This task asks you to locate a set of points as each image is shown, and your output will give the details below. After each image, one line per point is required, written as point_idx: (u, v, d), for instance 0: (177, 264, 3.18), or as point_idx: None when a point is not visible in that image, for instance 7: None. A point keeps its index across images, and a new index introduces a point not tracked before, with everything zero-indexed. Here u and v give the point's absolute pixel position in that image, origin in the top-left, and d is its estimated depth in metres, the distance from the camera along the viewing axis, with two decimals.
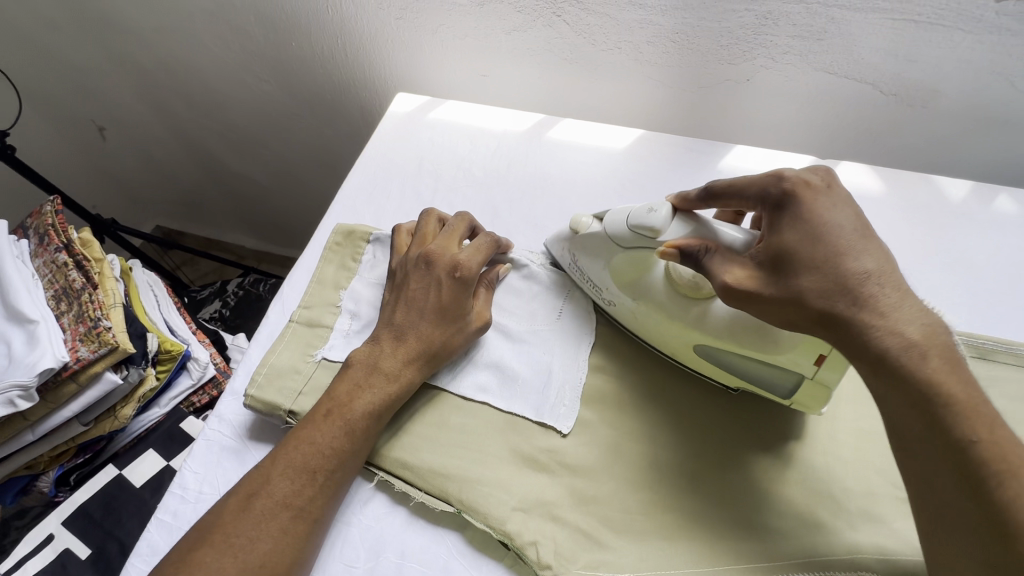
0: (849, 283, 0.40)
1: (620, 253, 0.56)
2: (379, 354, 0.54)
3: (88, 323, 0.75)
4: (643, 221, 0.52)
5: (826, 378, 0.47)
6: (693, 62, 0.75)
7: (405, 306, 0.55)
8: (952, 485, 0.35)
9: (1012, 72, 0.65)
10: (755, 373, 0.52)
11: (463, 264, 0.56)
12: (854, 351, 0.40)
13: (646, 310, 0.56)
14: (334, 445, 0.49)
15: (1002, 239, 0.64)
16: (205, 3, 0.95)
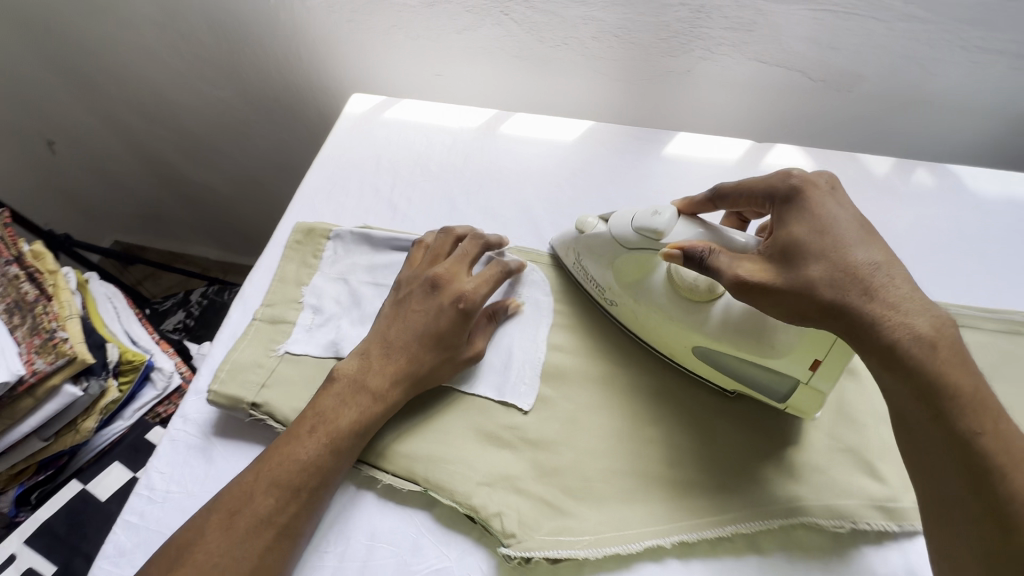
0: (856, 275, 0.43)
1: (626, 252, 0.57)
2: (368, 371, 0.54)
3: (43, 335, 0.74)
4: (647, 222, 0.54)
5: (819, 382, 0.50)
6: (637, 56, 0.78)
7: (403, 327, 0.56)
8: (951, 467, 0.39)
9: (922, 57, 0.71)
10: (752, 374, 0.53)
11: (467, 295, 0.57)
12: (862, 343, 0.43)
13: (650, 310, 0.57)
14: (319, 463, 0.49)
15: (921, 209, 0.69)
16: (154, 13, 0.95)
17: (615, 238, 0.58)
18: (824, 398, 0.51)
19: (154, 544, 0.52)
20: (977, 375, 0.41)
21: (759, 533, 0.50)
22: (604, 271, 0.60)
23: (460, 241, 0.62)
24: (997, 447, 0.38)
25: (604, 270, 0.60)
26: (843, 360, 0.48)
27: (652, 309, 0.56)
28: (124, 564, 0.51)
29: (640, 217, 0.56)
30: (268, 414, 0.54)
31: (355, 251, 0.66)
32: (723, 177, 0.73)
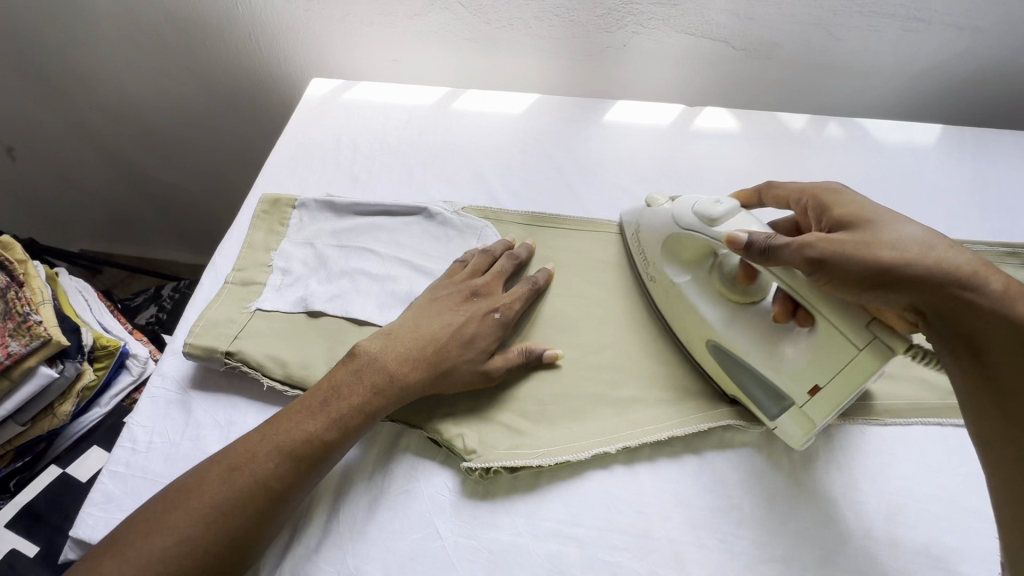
0: (918, 241, 0.46)
1: (680, 232, 0.59)
2: (388, 356, 0.54)
3: (16, 319, 0.77)
4: (706, 208, 0.56)
5: (813, 410, 0.50)
6: (576, 33, 0.85)
7: (436, 320, 0.58)
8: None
9: (827, 23, 0.79)
10: (759, 389, 0.54)
11: (502, 307, 0.60)
12: (954, 304, 0.43)
13: (689, 292, 0.59)
14: (323, 437, 0.50)
15: (833, 157, 0.77)
16: (114, 9, 0.99)
17: (673, 217, 0.60)
18: (811, 426, 0.51)
19: (140, 489, 0.55)
20: None
21: (694, 437, 0.56)
22: (657, 249, 0.63)
23: (497, 259, 0.65)
24: None
25: (657, 249, 0.63)
26: (847, 396, 0.48)
27: (688, 292, 0.59)
28: (112, 509, 0.54)
29: (701, 202, 0.58)
30: (241, 361, 0.58)
31: (320, 218, 0.70)
32: (658, 139, 0.80)
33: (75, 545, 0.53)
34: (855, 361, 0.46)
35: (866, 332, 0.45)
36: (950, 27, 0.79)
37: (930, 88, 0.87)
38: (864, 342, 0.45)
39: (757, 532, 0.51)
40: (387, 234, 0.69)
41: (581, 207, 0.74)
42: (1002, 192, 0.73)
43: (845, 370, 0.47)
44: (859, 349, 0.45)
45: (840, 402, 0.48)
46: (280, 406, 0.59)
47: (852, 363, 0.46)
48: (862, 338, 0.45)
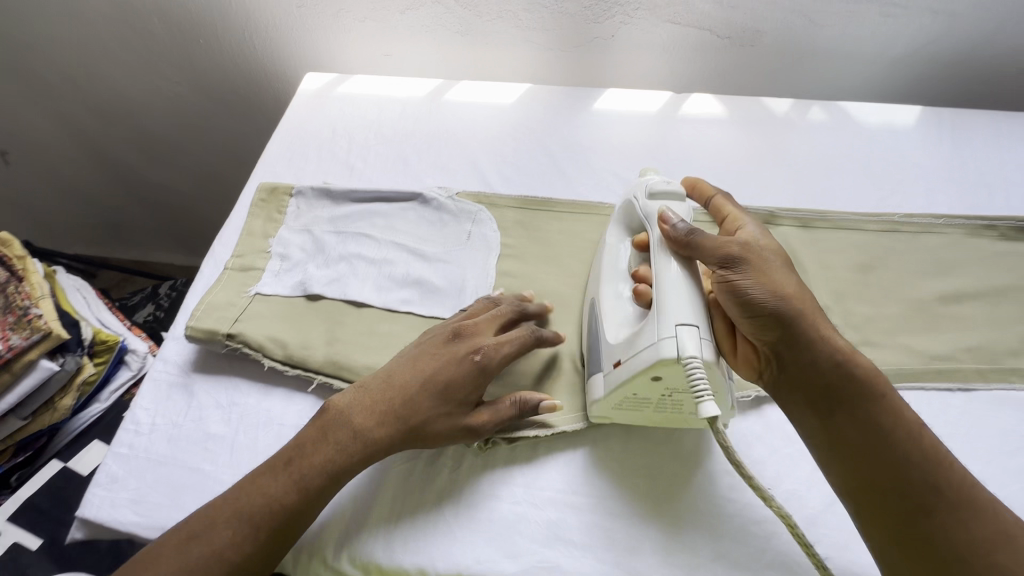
0: (806, 299, 0.49)
1: (625, 203, 0.61)
2: (357, 410, 0.52)
3: (17, 313, 0.78)
4: (657, 185, 0.58)
5: (607, 386, 0.52)
6: (566, 24, 0.87)
7: (408, 368, 0.53)
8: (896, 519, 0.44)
9: (807, 10, 0.82)
10: (592, 354, 0.56)
11: (486, 349, 0.54)
12: (817, 355, 0.48)
13: (604, 256, 0.61)
14: (283, 502, 0.47)
15: (816, 140, 0.79)
16: (108, 8, 1.00)
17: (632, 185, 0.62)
18: (601, 401, 0.52)
19: (144, 469, 0.56)
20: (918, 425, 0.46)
21: None
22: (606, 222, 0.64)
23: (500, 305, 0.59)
24: (949, 489, 0.43)
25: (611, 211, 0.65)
26: (629, 383, 0.49)
27: (605, 258, 0.60)
28: (117, 489, 0.55)
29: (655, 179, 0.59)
30: (242, 342, 0.59)
31: (316, 206, 0.72)
32: (647, 124, 0.82)
33: (80, 525, 0.54)
34: (648, 348, 0.47)
35: (673, 328, 0.46)
36: (925, 12, 0.81)
37: (909, 72, 0.90)
38: (666, 335, 0.46)
39: (749, 496, 0.52)
40: (383, 220, 0.70)
41: (572, 190, 0.76)
42: (978, 169, 0.76)
43: (639, 356, 0.48)
44: (658, 338, 0.47)
45: (626, 385, 0.49)
46: (281, 386, 0.60)
47: (645, 349, 0.47)
48: (667, 331, 0.47)
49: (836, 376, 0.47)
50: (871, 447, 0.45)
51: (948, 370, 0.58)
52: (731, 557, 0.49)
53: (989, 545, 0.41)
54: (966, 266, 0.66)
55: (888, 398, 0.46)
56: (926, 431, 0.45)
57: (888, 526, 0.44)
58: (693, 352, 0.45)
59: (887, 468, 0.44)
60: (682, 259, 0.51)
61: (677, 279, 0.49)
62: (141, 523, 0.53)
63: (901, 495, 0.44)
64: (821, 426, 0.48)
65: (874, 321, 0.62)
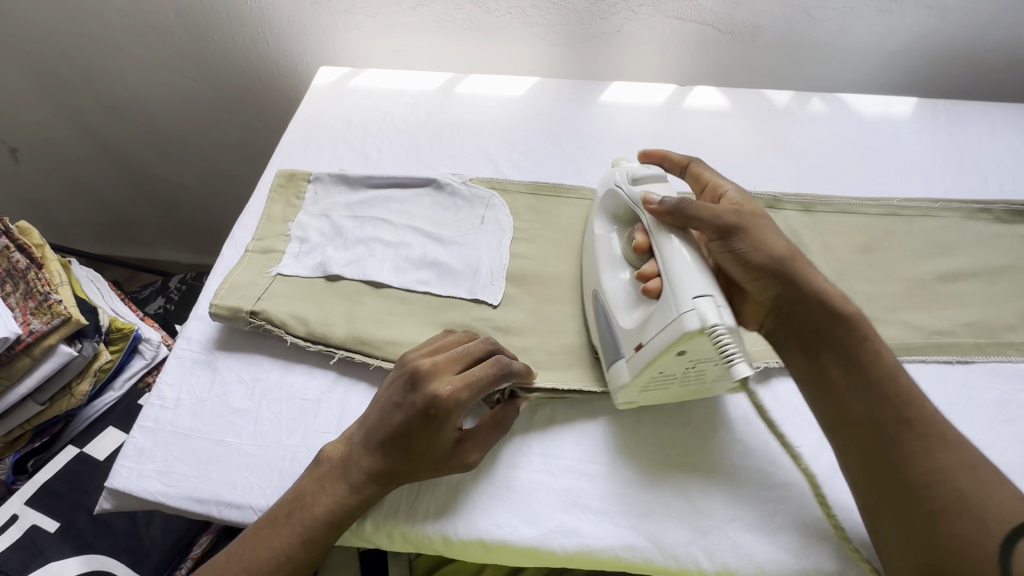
0: (793, 253, 0.53)
1: (611, 190, 0.62)
2: (347, 462, 0.51)
3: (37, 299, 0.79)
4: (638, 171, 0.59)
5: (630, 367, 0.52)
6: (572, 20, 0.90)
7: (379, 421, 0.51)
8: (874, 441, 0.47)
9: (804, 5, 0.85)
10: (608, 343, 0.56)
11: (440, 400, 0.49)
12: (810, 304, 0.51)
13: (599, 245, 0.61)
14: (288, 553, 0.48)
15: (816, 130, 0.82)
16: (126, 5, 1.02)
17: (610, 177, 0.63)
18: (626, 384, 0.53)
19: (170, 442, 0.57)
20: (897, 367, 0.50)
21: None
22: (592, 210, 0.66)
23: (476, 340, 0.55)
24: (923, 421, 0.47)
25: (593, 206, 0.66)
26: (654, 362, 0.49)
27: (599, 246, 0.61)
28: (144, 461, 0.56)
29: (633, 167, 0.61)
30: (266, 320, 0.61)
31: (334, 191, 0.74)
32: (653, 115, 0.85)
33: (109, 495, 0.56)
34: (670, 325, 0.48)
35: (690, 302, 0.47)
36: (919, 8, 0.85)
37: (905, 67, 0.93)
38: (686, 309, 0.47)
39: (758, 463, 0.54)
40: (399, 205, 0.72)
41: (581, 177, 0.78)
42: (973, 157, 0.79)
43: (660, 334, 0.49)
44: (678, 313, 0.47)
45: (647, 364, 0.50)
46: (302, 361, 0.62)
47: (666, 327, 0.48)
48: (685, 305, 0.47)
49: (824, 322, 0.51)
50: (853, 382, 0.49)
51: (947, 344, 0.61)
52: (743, 520, 0.51)
53: (954, 471, 0.44)
54: (962, 247, 0.69)
55: (869, 340, 0.50)
56: (903, 371, 0.49)
57: (869, 455, 0.47)
58: (715, 320, 0.47)
59: (869, 401, 0.48)
60: (679, 231, 0.53)
61: (681, 255, 0.51)
62: (168, 492, 0.54)
63: (877, 422, 0.47)
64: (811, 367, 0.52)
65: (875, 299, 0.64)
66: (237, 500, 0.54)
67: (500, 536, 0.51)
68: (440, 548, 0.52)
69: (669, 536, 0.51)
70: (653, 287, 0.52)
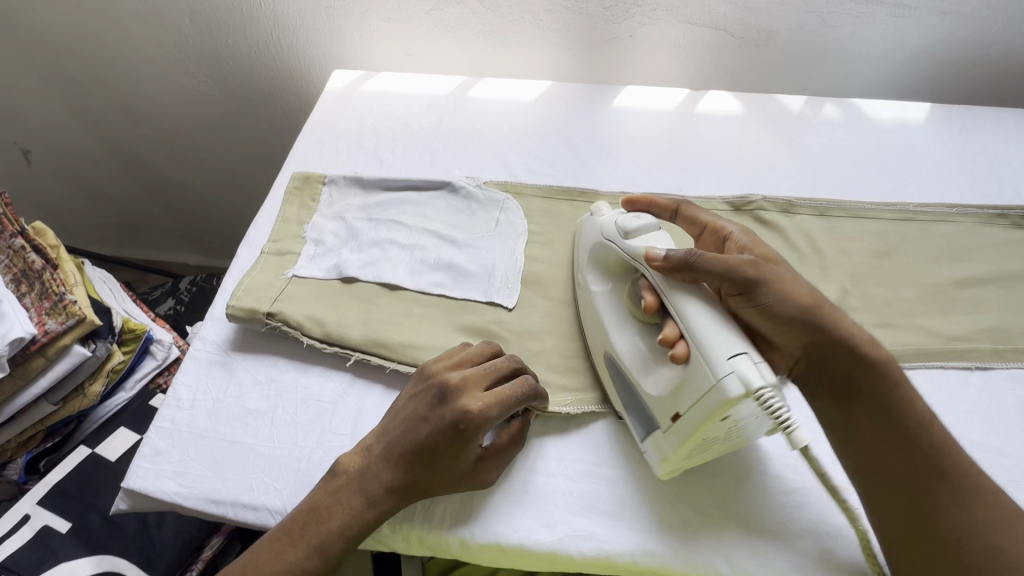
0: (816, 297, 0.51)
1: (600, 243, 0.59)
2: (366, 475, 0.50)
3: (53, 299, 0.79)
4: (628, 220, 0.56)
5: (671, 434, 0.49)
6: (585, 25, 0.90)
7: (403, 433, 0.50)
8: (911, 497, 0.46)
9: (817, 11, 0.85)
10: (638, 409, 0.53)
11: (471, 416, 0.49)
12: (839, 354, 0.50)
13: (599, 304, 0.58)
14: (305, 567, 0.47)
15: (829, 135, 0.82)
16: (142, 9, 1.03)
17: (599, 227, 0.60)
18: (669, 453, 0.50)
19: (186, 443, 0.57)
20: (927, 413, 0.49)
21: None
22: (581, 266, 0.63)
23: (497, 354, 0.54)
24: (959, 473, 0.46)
25: (583, 257, 0.63)
26: (699, 431, 0.46)
27: (598, 305, 0.58)
28: (160, 462, 0.56)
29: (622, 215, 0.58)
30: (282, 321, 0.61)
31: (349, 193, 0.74)
32: (665, 120, 0.85)
33: (125, 496, 0.56)
34: (709, 394, 0.45)
35: (727, 364, 0.44)
36: (932, 13, 0.85)
37: (918, 72, 0.93)
38: (724, 373, 0.44)
39: (775, 468, 0.54)
40: (413, 208, 0.73)
41: (594, 181, 0.78)
42: (988, 163, 0.79)
43: (698, 404, 0.46)
44: (717, 378, 0.44)
45: (692, 435, 0.47)
46: (317, 363, 0.62)
47: (705, 395, 0.45)
48: (723, 368, 0.44)
49: (854, 371, 0.49)
50: (889, 434, 0.48)
51: (965, 350, 0.60)
52: (761, 526, 0.51)
53: (990, 529, 0.44)
54: (979, 253, 0.68)
55: (900, 387, 0.49)
56: (937, 419, 0.48)
57: (904, 509, 0.47)
58: (759, 380, 0.44)
59: (905, 454, 0.47)
60: (693, 286, 0.50)
61: (705, 316, 0.48)
62: (184, 493, 0.54)
63: (912, 476, 0.47)
64: (843, 414, 0.50)
65: (892, 304, 0.64)
66: (253, 502, 0.53)
67: (518, 540, 0.51)
68: (457, 551, 0.52)
69: (687, 541, 0.51)
70: (680, 352, 0.48)
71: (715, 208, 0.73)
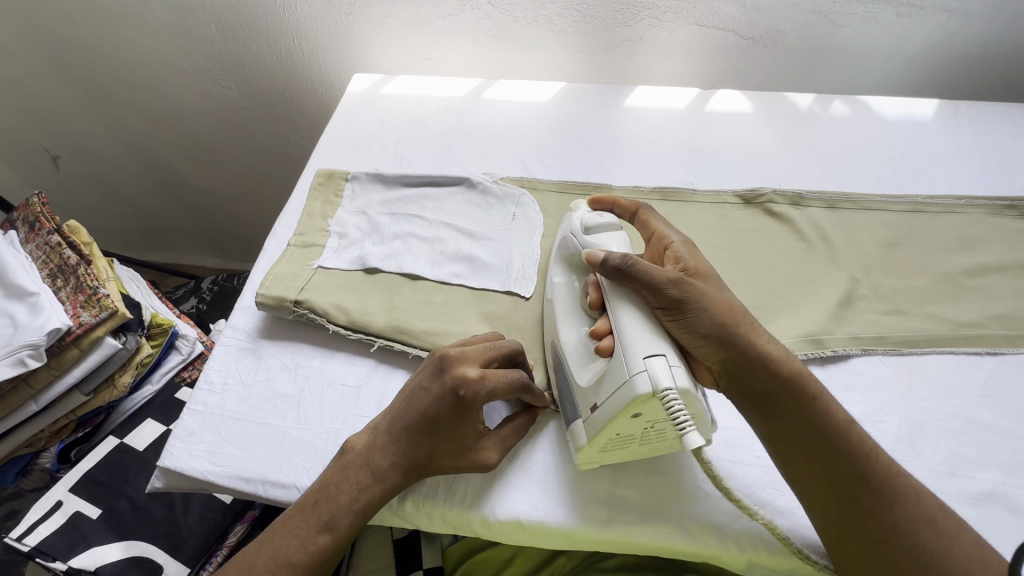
0: (738, 317, 0.51)
1: (567, 238, 0.61)
2: (372, 450, 0.52)
3: (87, 292, 0.83)
4: (590, 219, 0.58)
5: (590, 429, 0.50)
6: (597, 28, 0.93)
7: (405, 406, 0.52)
8: (844, 499, 0.46)
9: (825, 11, 0.87)
10: (566, 398, 0.55)
11: (469, 382, 0.50)
12: (756, 373, 0.49)
13: (557, 293, 0.60)
14: (318, 542, 0.49)
15: (838, 131, 0.84)
16: (170, 17, 1.07)
17: (566, 224, 0.62)
18: (584, 445, 0.51)
19: (218, 425, 0.60)
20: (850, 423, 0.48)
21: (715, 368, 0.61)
22: (554, 256, 0.64)
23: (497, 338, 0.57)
24: (885, 476, 0.46)
25: (551, 252, 0.65)
26: (610, 424, 0.47)
27: (557, 296, 0.60)
28: (193, 442, 0.59)
29: (587, 213, 0.60)
30: (309, 309, 0.64)
31: (370, 189, 0.77)
32: (677, 118, 0.87)
33: (160, 474, 0.58)
34: (622, 387, 0.46)
35: (642, 363, 0.46)
36: (939, 12, 0.86)
37: (926, 69, 0.95)
38: (637, 370, 0.45)
39: None
40: (433, 203, 0.75)
41: (606, 177, 0.80)
42: (998, 156, 0.80)
43: (614, 397, 0.47)
44: (631, 374, 0.46)
45: (603, 428, 0.48)
46: (342, 350, 0.65)
47: (619, 389, 0.46)
48: (637, 366, 0.46)
49: (773, 388, 0.49)
50: (813, 443, 0.47)
51: (976, 336, 0.61)
52: (775, 506, 0.52)
53: (915, 526, 0.44)
54: (989, 243, 0.69)
55: (822, 401, 0.49)
56: (855, 425, 0.48)
57: (842, 518, 0.45)
58: (667, 382, 0.45)
59: (830, 461, 0.47)
60: (626, 292, 0.51)
61: (633, 322, 0.49)
62: (217, 472, 0.57)
63: (840, 478, 0.46)
64: (771, 429, 0.50)
65: (902, 292, 0.65)
66: (282, 480, 0.56)
67: (538, 517, 0.53)
68: (478, 528, 0.54)
69: (701, 517, 0.52)
70: (605, 345, 0.50)
71: (726, 201, 0.74)
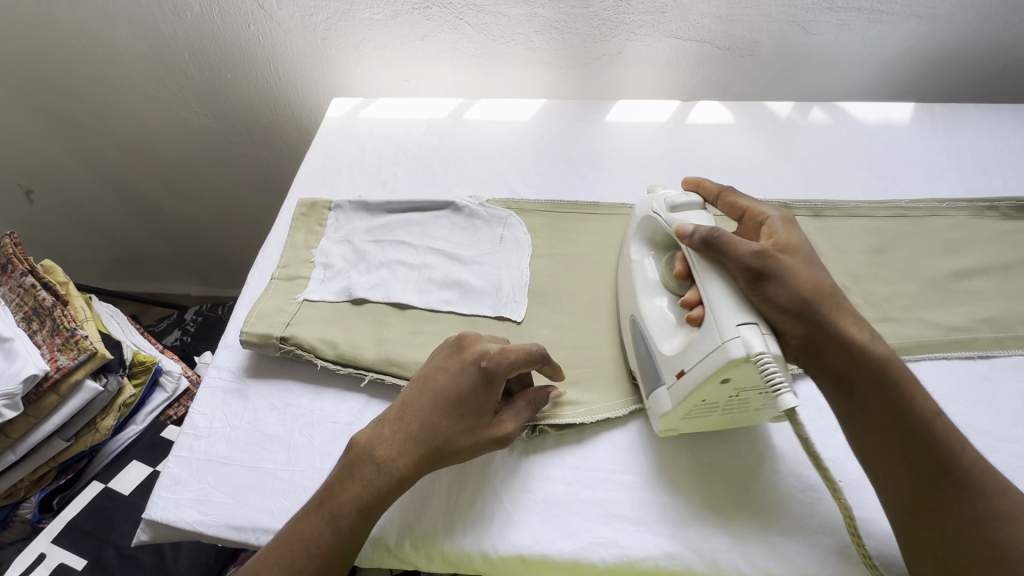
0: (825, 296, 0.49)
1: (646, 218, 0.61)
2: (379, 440, 0.50)
3: (64, 335, 0.80)
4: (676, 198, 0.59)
5: (675, 396, 0.51)
6: (575, 43, 0.93)
7: (419, 388, 0.52)
8: (923, 488, 0.45)
9: (798, 20, 0.88)
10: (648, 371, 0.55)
11: (491, 355, 0.51)
12: (836, 351, 0.49)
13: (636, 271, 0.60)
14: (320, 543, 0.46)
15: (818, 138, 0.85)
16: (142, 46, 1.05)
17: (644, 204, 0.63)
18: (670, 412, 0.52)
19: (205, 471, 0.58)
20: (937, 411, 0.47)
21: None
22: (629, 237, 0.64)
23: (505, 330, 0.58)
24: (971, 471, 0.45)
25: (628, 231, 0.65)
26: (699, 390, 0.48)
27: (634, 276, 0.60)
28: (180, 491, 0.56)
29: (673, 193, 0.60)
30: (296, 344, 0.62)
31: (354, 217, 0.76)
32: (659, 131, 0.87)
33: (146, 527, 0.56)
34: (715, 352, 0.46)
35: (735, 329, 0.46)
36: (910, 17, 0.88)
37: (900, 73, 0.96)
38: (730, 336, 0.46)
39: (790, 466, 0.55)
40: (419, 228, 0.74)
41: (592, 193, 0.80)
42: (975, 157, 0.81)
43: (704, 361, 0.47)
44: (723, 340, 0.46)
45: (691, 394, 0.49)
46: (331, 385, 0.63)
47: (711, 354, 0.47)
48: (730, 333, 0.46)
49: (854, 366, 0.48)
50: (896, 425, 0.47)
51: (968, 340, 0.62)
52: (783, 525, 0.51)
53: (996, 522, 0.43)
54: (973, 245, 0.70)
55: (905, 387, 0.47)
56: (942, 416, 0.47)
57: (913, 502, 0.45)
58: (760, 347, 0.45)
59: (910, 444, 0.46)
60: (711, 263, 0.51)
61: (719, 292, 0.49)
62: (205, 521, 0.54)
63: (923, 466, 0.45)
64: (847, 407, 0.49)
65: (892, 299, 0.65)
66: (274, 526, 0.54)
67: (539, 550, 0.51)
68: (480, 566, 0.53)
69: (706, 543, 0.51)
70: (696, 314, 0.51)
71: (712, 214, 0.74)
